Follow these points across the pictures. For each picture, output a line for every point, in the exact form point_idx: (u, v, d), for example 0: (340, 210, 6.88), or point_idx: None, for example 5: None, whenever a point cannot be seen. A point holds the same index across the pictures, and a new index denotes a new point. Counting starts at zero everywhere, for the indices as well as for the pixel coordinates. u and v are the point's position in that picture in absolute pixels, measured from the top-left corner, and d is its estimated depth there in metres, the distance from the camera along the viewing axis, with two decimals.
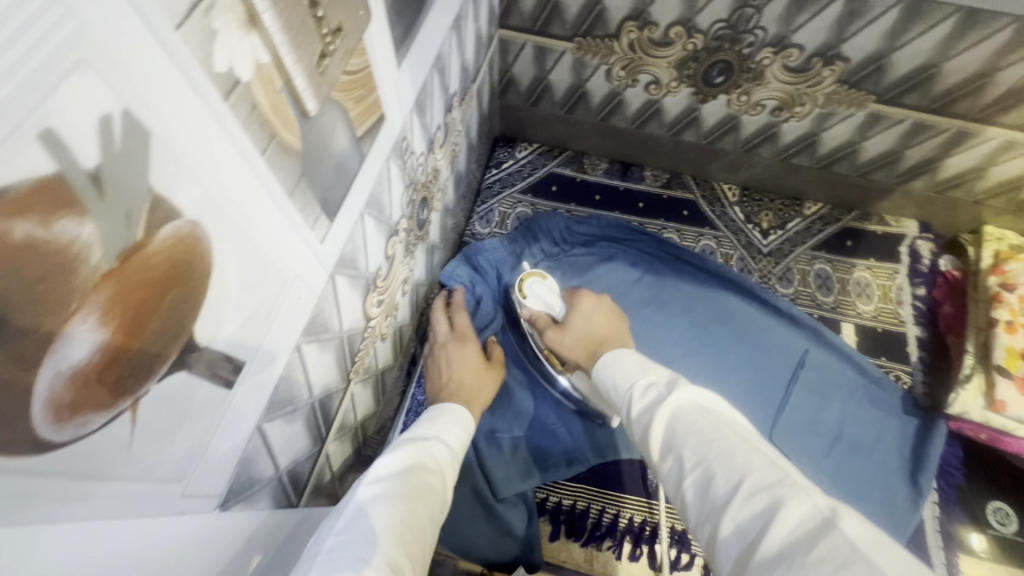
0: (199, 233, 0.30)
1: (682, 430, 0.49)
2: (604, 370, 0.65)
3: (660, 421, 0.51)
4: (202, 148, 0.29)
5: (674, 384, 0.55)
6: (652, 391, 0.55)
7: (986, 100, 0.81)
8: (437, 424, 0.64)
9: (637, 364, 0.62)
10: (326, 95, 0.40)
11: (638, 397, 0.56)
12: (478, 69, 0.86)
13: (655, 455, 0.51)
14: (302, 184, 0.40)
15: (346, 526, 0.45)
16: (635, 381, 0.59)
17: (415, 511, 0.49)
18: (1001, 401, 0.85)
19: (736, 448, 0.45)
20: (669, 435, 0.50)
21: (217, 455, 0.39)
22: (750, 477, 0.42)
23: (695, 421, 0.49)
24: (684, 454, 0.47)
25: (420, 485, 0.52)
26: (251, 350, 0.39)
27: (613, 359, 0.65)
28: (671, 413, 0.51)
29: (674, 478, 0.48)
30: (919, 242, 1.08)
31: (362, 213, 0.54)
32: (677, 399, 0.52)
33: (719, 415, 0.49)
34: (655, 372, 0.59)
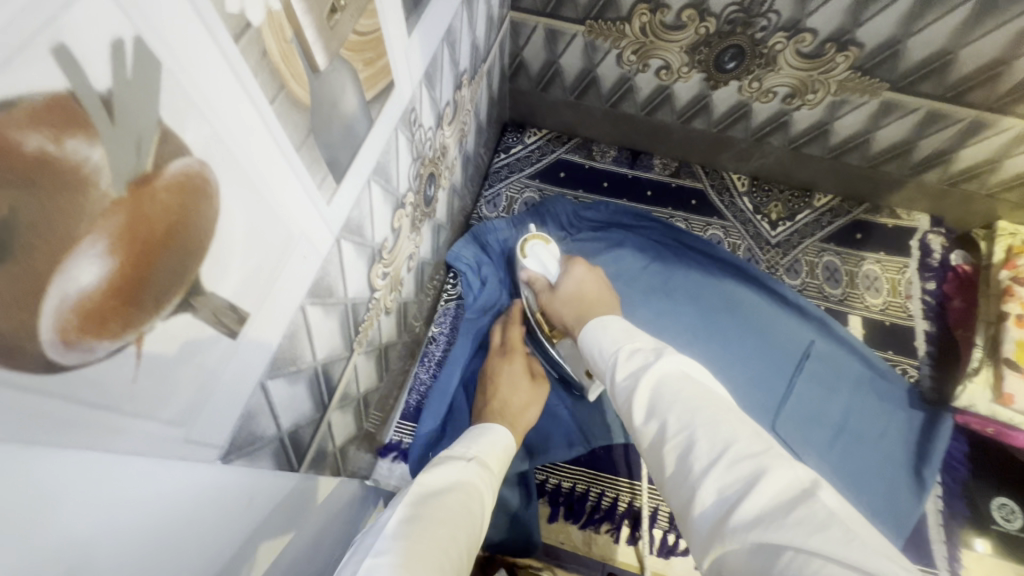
0: (207, 174, 0.31)
1: (667, 398, 0.48)
2: (589, 337, 0.63)
3: (643, 388, 0.50)
4: (213, 87, 0.29)
5: (661, 353, 0.54)
6: (639, 357, 0.54)
7: (1002, 89, 0.80)
8: (478, 444, 0.65)
9: (624, 331, 0.60)
10: (335, 52, 0.40)
11: (622, 363, 0.55)
12: (488, 49, 0.86)
13: (636, 418, 0.50)
14: (310, 140, 0.40)
15: (385, 545, 0.44)
16: (621, 346, 0.57)
17: (454, 537, 0.48)
18: (1009, 393, 0.85)
19: (721, 417, 0.45)
20: (654, 400, 0.49)
21: (220, 405, 0.39)
22: (735, 445, 0.42)
23: (682, 390, 0.48)
24: (668, 419, 0.47)
25: (458, 510, 0.51)
26: (256, 303, 0.40)
27: (599, 325, 0.63)
28: (656, 381, 0.50)
29: (655, 443, 0.47)
30: (930, 236, 1.07)
31: (370, 180, 0.54)
32: (662, 368, 0.51)
33: (704, 387, 0.49)
34: (642, 339, 0.57)
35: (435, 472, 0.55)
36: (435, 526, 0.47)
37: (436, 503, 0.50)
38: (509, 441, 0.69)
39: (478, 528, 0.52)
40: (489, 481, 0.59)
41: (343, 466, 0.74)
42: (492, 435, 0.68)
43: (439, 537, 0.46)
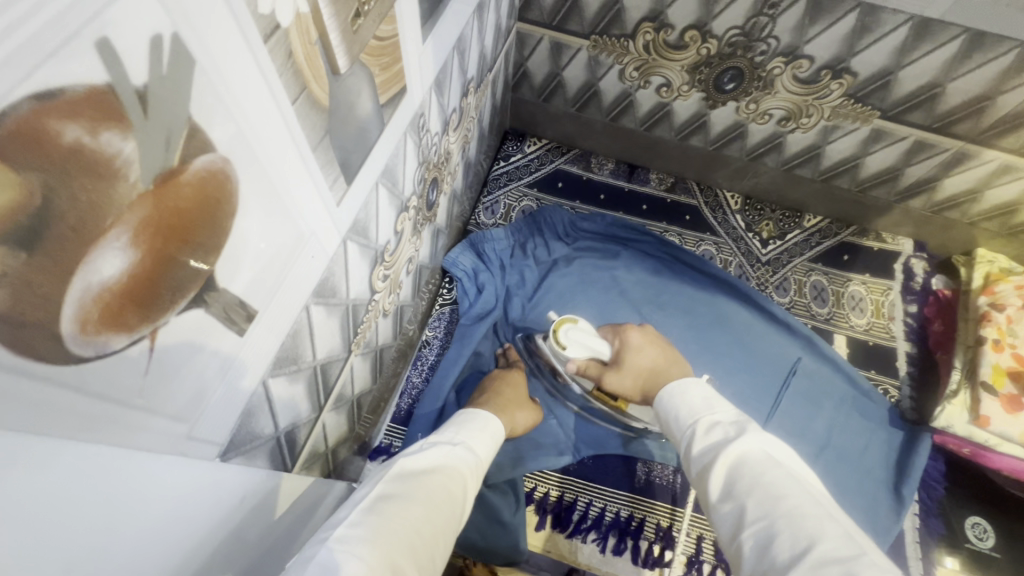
0: (229, 171, 0.31)
1: (746, 478, 0.52)
2: (666, 401, 0.69)
3: (722, 463, 0.54)
4: (241, 86, 0.29)
5: (742, 429, 0.58)
6: (718, 432, 0.59)
7: (986, 122, 0.83)
8: (465, 431, 0.68)
9: (702, 400, 0.65)
10: (356, 56, 0.40)
11: (701, 435, 0.60)
12: (495, 58, 0.88)
13: (713, 499, 0.54)
14: (326, 141, 0.41)
15: (359, 518, 0.45)
16: (698, 418, 0.62)
17: (431, 519, 0.50)
18: (985, 416, 0.84)
19: (806, 511, 0.47)
20: (729, 477, 0.53)
21: (222, 402, 0.39)
22: (820, 544, 0.43)
23: (763, 473, 0.52)
24: (747, 503, 0.50)
25: (439, 498, 0.53)
26: (263, 301, 0.40)
27: (678, 390, 0.68)
28: (736, 456, 0.54)
29: (732, 522, 0.51)
30: (913, 260, 1.10)
31: (377, 183, 0.54)
32: (743, 446, 0.55)
33: (788, 471, 0.52)
34: (721, 412, 0.62)
35: (421, 455, 0.57)
36: (412, 507, 0.49)
37: (414, 483, 0.52)
38: (500, 432, 0.74)
39: (457, 514, 0.54)
40: (472, 470, 0.62)
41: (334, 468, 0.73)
42: (483, 422, 0.71)
43: (413, 518, 0.48)
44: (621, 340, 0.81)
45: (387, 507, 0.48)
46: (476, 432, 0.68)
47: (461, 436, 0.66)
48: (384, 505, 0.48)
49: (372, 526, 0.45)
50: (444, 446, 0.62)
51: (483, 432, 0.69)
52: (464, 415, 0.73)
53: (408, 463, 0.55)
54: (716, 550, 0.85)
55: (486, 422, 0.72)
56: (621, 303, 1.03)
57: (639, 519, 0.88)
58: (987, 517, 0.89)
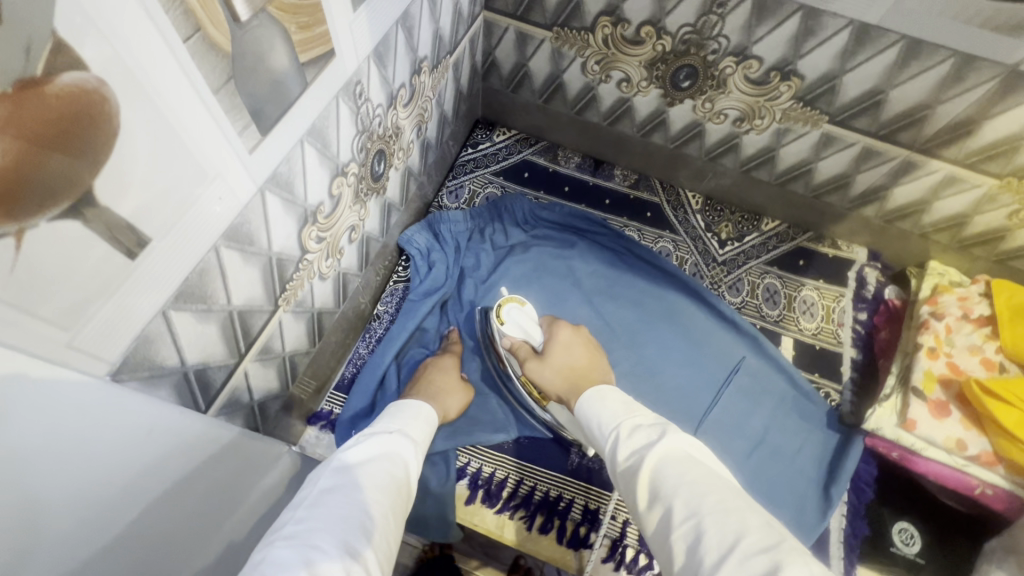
0: (106, 92, 0.33)
1: (670, 479, 0.56)
2: (589, 408, 0.71)
3: (647, 467, 0.58)
4: (114, 11, 0.32)
5: (662, 431, 0.62)
6: (641, 435, 0.63)
7: (928, 132, 0.85)
8: (400, 419, 0.69)
9: (622, 405, 0.69)
10: (260, 7, 0.43)
11: (625, 439, 0.63)
12: (456, 43, 0.91)
13: (642, 504, 0.57)
14: (230, 86, 0.43)
15: (307, 513, 0.47)
16: (621, 422, 0.66)
17: (379, 499, 0.52)
18: (912, 419, 0.85)
19: (728, 505, 0.51)
20: (655, 479, 0.57)
21: (109, 320, 0.41)
22: (746, 539, 0.47)
23: (686, 472, 0.55)
24: (674, 504, 0.53)
25: (385, 485, 0.55)
26: (157, 230, 0.42)
27: (597, 396, 0.72)
28: (659, 459, 0.58)
29: (661, 525, 0.54)
30: (867, 269, 1.11)
31: (303, 140, 0.57)
32: (666, 447, 0.59)
33: (705, 468, 0.56)
34: (640, 415, 0.66)
35: (362, 446, 0.58)
36: (360, 493, 0.51)
37: (359, 473, 0.54)
38: (431, 413, 0.76)
39: (403, 493, 0.57)
40: (410, 454, 0.63)
41: (264, 423, 0.75)
42: (414, 409, 0.74)
43: (360, 502, 0.50)
44: (551, 333, 0.87)
45: (334, 498, 0.49)
46: (409, 420, 0.71)
47: (396, 424, 0.67)
48: (330, 498, 0.49)
49: (320, 518, 0.46)
50: (385, 436, 0.63)
51: (416, 418, 0.71)
52: (403, 407, 0.74)
53: (350, 457, 0.56)
54: (640, 536, 0.87)
55: (418, 409, 0.74)
56: (572, 292, 1.05)
57: (567, 500, 0.89)
58: (915, 523, 0.90)
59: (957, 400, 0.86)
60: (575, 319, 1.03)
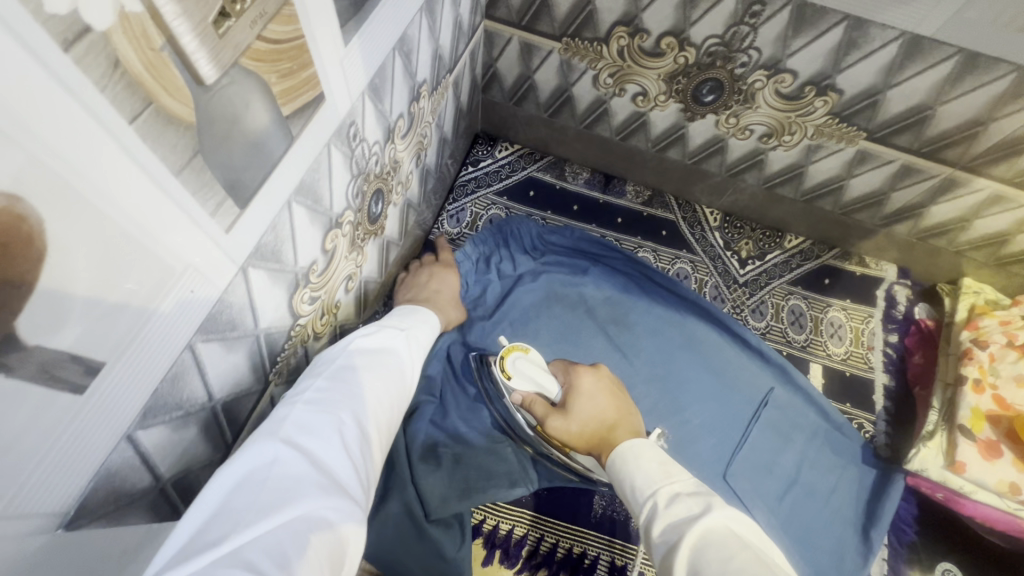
0: (22, 210, 0.25)
1: (714, 565, 0.45)
2: (618, 466, 0.61)
3: (687, 544, 0.48)
4: (25, 102, 0.23)
5: (708, 504, 0.51)
6: (682, 506, 0.52)
7: (976, 150, 0.78)
8: (409, 317, 0.68)
9: (659, 467, 0.58)
10: (230, 62, 0.34)
11: (661, 510, 0.53)
12: (455, 60, 0.81)
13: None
14: (198, 161, 0.35)
15: (322, 386, 0.49)
16: (658, 488, 0.55)
17: (386, 388, 0.53)
18: (961, 462, 0.80)
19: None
20: (695, 563, 0.46)
21: (56, 469, 0.33)
22: None
23: (731, 559, 0.45)
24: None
25: (394, 377, 0.56)
26: (112, 350, 0.33)
27: (631, 451, 0.61)
28: (701, 538, 0.48)
29: None
30: (897, 287, 1.05)
31: (290, 201, 0.48)
32: (710, 523, 0.49)
33: (758, 555, 0.46)
34: (680, 481, 0.56)
35: (375, 334, 0.59)
36: (374, 379, 0.53)
37: (371, 358, 0.55)
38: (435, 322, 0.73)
39: (406, 390, 0.57)
40: (415, 352, 0.63)
41: None
42: (417, 314, 0.71)
43: (373, 388, 0.52)
44: (571, 380, 0.75)
45: (352, 376, 0.51)
46: (419, 320, 0.69)
47: (406, 324, 0.65)
48: (350, 374, 0.51)
49: (342, 392, 0.49)
50: (390, 331, 0.61)
51: (424, 321, 0.69)
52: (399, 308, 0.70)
53: (361, 342, 0.56)
54: None
55: (425, 316, 0.71)
56: (587, 323, 0.96)
57: (591, 556, 0.83)
58: (956, 563, 0.85)
59: (1007, 439, 0.81)
60: (591, 355, 0.94)
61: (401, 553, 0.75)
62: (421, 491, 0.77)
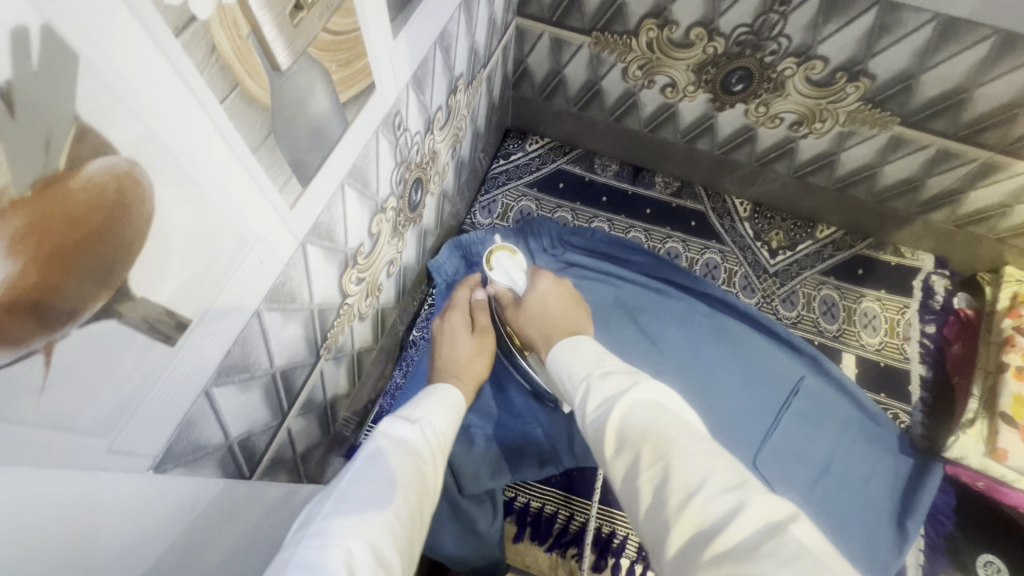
0: (138, 175, 0.29)
1: (639, 427, 0.46)
2: (559, 358, 0.60)
3: (616, 413, 0.48)
4: (145, 83, 0.27)
5: (635, 378, 0.51)
6: (612, 381, 0.52)
7: (1016, 132, 0.77)
8: (428, 405, 0.62)
9: (593, 355, 0.58)
10: (301, 51, 0.38)
11: (595, 390, 0.52)
12: (489, 55, 0.85)
13: (608, 453, 0.47)
14: (270, 140, 0.38)
15: (329, 518, 0.41)
16: (591, 371, 0.55)
17: (406, 502, 0.47)
18: (1002, 449, 0.79)
19: (696, 447, 0.43)
20: (623, 429, 0.47)
21: (150, 413, 0.37)
22: (713, 479, 0.40)
23: (654, 421, 0.46)
24: (641, 450, 0.44)
25: (415, 484, 0.49)
26: (197, 309, 0.37)
27: (568, 347, 0.61)
28: (631, 406, 0.48)
29: (627, 475, 0.45)
30: (934, 277, 1.03)
31: (343, 184, 0.52)
32: (636, 395, 0.49)
33: (676, 412, 0.48)
34: (614, 364, 0.55)
35: (387, 439, 0.53)
36: (384, 487, 0.46)
37: (376, 467, 0.48)
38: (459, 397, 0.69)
39: (429, 486, 0.51)
40: (437, 447, 0.57)
41: (306, 472, 0.73)
42: (442, 392, 0.66)
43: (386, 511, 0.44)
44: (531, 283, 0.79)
45: (363, 499, 0.44)
46: (438, 406, 0.62)
47: (419, 412, 0.60)
48: (359, 494, 0.44)
49: (353, 519, 0.42)
50: (401, 427, 0.55)
51: (444, 404, 0.63)
52: (429, 390, 0.67)
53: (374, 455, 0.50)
54: None
55: (446, 395, 0.66)
56: (616, 312, 0.97)
57: (621, 536, 0.85)
58: (1000, 556, 0.83)
59: None
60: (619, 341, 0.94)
61: (436, 529, 0.77)
62: (455, 469, 0.79)
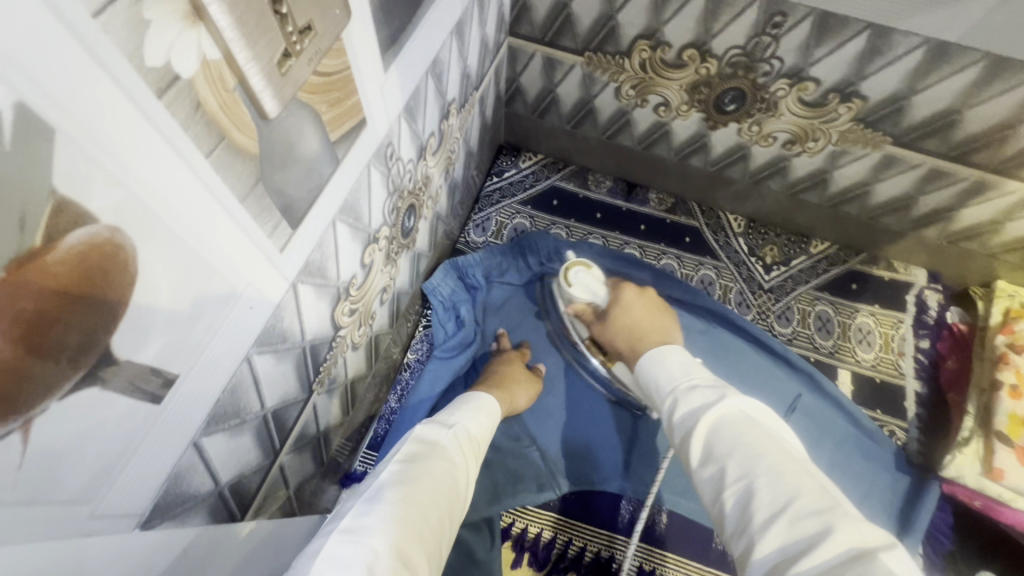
0: (119, 240, 0.28)
1: (725, 441, 0.49)
2: (648, 368, 0.64)
3: (703, 425, 0.51)
4: (127, 146, 0.26)
5: (722, 391, 0.54)
6: (698, 395, 0.55)
7: (1007, 152, 0.78)
8: (464, 411, 0.67)
9: (680, 366, 0.61)
10: (290, 97, 0.37)
11: (682, 399, 0.56)
12: (481, 77, 0.84)
13: (693, 463, 0.51)
14: (259, 189, 0.37)
15: (366, 510, 0.46)
16: (679, 383, 0.58)
17: (437, 505, 0.50)
18: (999, 469, 0.80)
19: (785, 468, 0.45)
20: (709, 442, 0.50)
21: (136, 472, 0.36)
22: (798, 500, 0.42)
23: (742, 436, 0.49)
24: (727, 464, 0.48)
25: (445, 484, 0.53)
26: (184, 363, 0.36)
27: (657, 357, 0.64)
28: (717, 421, 0.51)
29: (713, 486, 0.48)
30: (927, 292, 1.04)
31: (334, 221, 0.51)
32: (723, 408, 0.52)
33: (765, 431, 0.50)
34: (701, 376, 0.58)
35: (421, 438, 0.58)
36: (417, 494, 0.49)
37: (412, 471, 0.52)
38: (493, 402, 0.74)
39: (460, 497, 0.54)
40: (467, 453, 0.61)
41: (300, 505, 0.72)
42: (480, 402, 0.72)
43: (415, 510, 0.48)
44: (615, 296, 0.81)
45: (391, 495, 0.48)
46: (473, 413, 0.67)
47: (456, 418, 0.64)
48: (391, 492, 0.48)
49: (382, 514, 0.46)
50: (436, 430, 0.60)
51: (480, 413, 0.68)
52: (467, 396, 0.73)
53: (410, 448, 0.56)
54: None
55: (484, 403, 0.71)
56: None
57: (620, 559, 0.84)
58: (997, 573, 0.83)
59: None
60: None
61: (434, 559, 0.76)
62: None
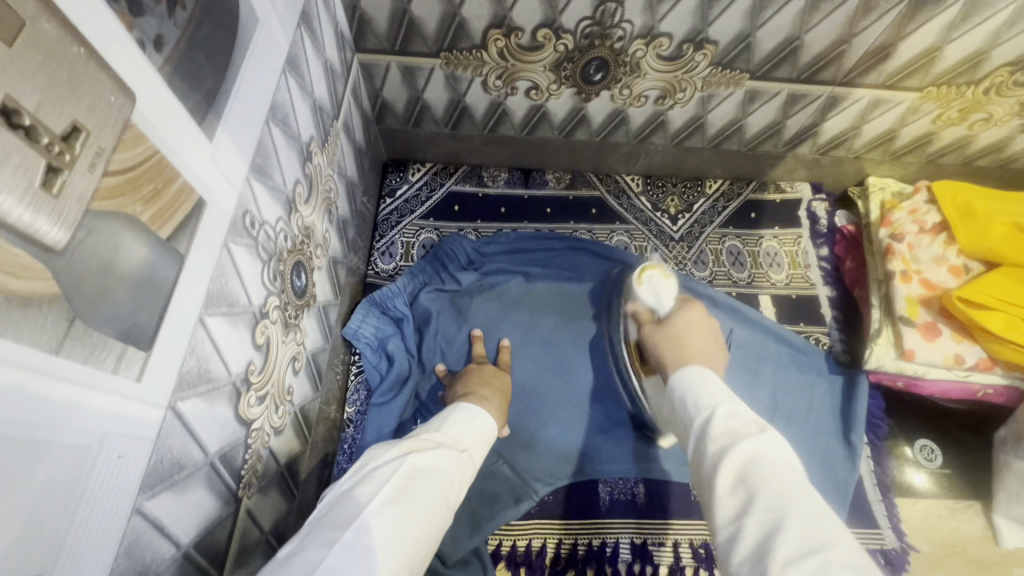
0: None
1: (759, 473, 0.45)
2: (683, 380, 0.60)
3: (736, 454, 0.47)
4: None
5: (761, 426, 0.50)
6: (733, 420, 0.51)
7: (849, 64, 0.83)
8: (467, 433, 0.64)
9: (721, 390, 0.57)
10: (79, 216, 0.30)
11: (714, 419, 0.52)
12: (337, 103, 0.78)
13: (714, 487, 0.46)
14: (79, 327, 0.31)
15: (367, 524, 0.45)
16: (712, 404, 0.54)
17: (430, 519, 0.49)
18: (909, 349, 0.87)
19: (824, 518, 0.40)
20: (740, 469, 0.46)
21: None
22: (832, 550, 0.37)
23: (779, 472, 0.45)
24: (757, 496, 0.43)
25: (439, 506, 0.52)
26: (42, 558, 0.30)
27: (698, 372, 0.60)
28: (752, 451, 0.47)
29: (731, 516, 0.44)
30: (815, 203, 1.11)
31: (202, 318, 0.45)
32: (759, 441, 0.48)
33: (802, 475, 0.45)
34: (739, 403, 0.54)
35: (426, 457, 0.55)
36: (417, 512, 0.48)
37: (412, 491, 0.50)
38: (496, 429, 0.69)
39: (449, 516, 0.53)
40: (469, 481, 0.59)
41: None
42: (483, 421, 0.68)
43: (410, 538, 0.46)
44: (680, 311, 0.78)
45: (395, 515, 0.47)
46: (474, 435, 0.65)
47: (461, 441, 0.62)
48: (390, 514, 0.47)
49: (382, 535, 0.45)
50: (439, 449, 0.58)
51: (483, 439, 0.65)
52: (465, 410, 0.69)
53: (416, 460, 0.54)
54: (694, 551, 0.83)
55: (485, 427, 0.67)
56: (547, 319, 0.96)
57: (612, 543, 0.84)
58: (931, 438, 0.93)
59: (942, 317, 0.88)
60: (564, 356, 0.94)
61: None
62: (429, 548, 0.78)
